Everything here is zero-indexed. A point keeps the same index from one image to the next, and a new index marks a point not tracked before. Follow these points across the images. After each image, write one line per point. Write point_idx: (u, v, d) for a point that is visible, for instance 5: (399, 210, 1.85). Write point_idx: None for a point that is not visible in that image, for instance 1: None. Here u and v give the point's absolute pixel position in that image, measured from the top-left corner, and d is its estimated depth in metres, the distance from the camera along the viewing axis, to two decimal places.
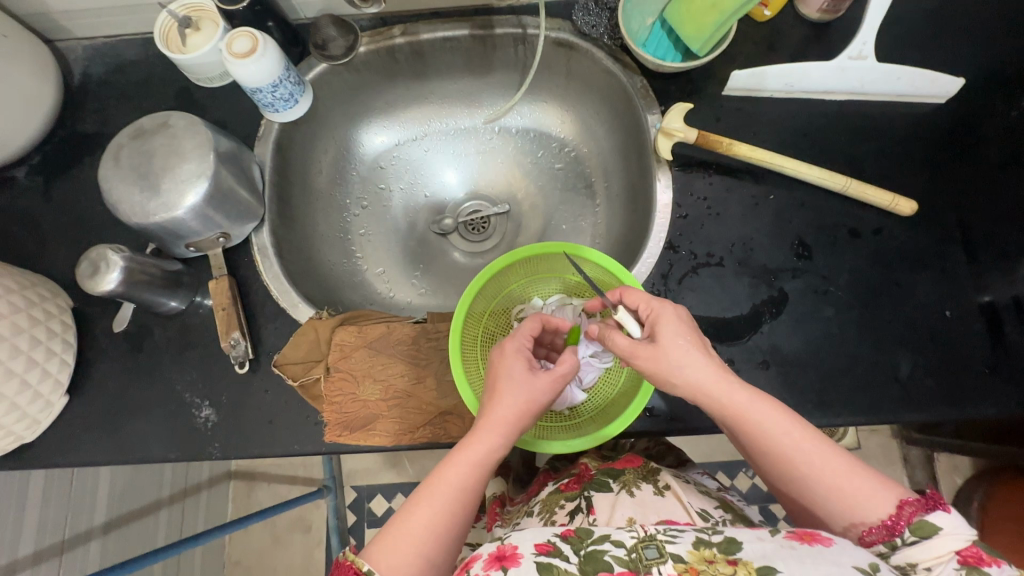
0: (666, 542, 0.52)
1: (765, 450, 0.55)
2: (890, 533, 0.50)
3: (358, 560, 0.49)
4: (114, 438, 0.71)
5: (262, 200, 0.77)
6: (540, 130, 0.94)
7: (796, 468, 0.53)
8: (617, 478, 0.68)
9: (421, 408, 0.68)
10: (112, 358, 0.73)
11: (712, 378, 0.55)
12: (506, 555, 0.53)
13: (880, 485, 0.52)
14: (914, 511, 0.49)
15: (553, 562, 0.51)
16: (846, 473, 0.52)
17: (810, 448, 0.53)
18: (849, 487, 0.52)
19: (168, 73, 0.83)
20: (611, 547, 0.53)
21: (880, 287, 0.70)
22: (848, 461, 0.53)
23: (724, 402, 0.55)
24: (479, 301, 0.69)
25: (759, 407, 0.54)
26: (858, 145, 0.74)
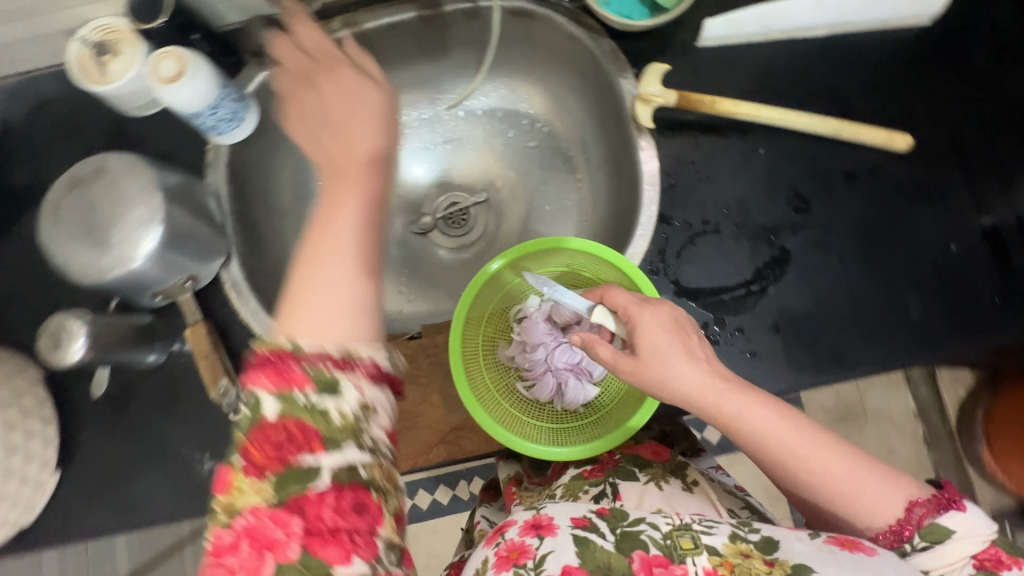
0: (701, 533, 0.52)
1: (761, 453, 0.52)
2: (899, 538, 0.49)
3: (280, 342, 0.44)
4: (116, 505, 0.68)
5: (225, 233, 0.71)
6: (508, 109, 0.89)
7: (799, 474, 0.51)
8: (645, 470, 0.66)
9: (432, 427, 0.66)
10: (97, 424, 0.69)
11: (702, 385, 0.52)
12: (542, 524, 0.55)
13: (888, 488, 0.50)
14: (925, 514, 0.48)
15: (588, 538, 0.52)
16: (852, 477, 0.50)
17: (811, 453, 0.51)
18: (854, 493, 0.50)
19: (94, 107, 0.75)
20: (647, 528, 0.53)
21: (881, 229, 0.67)
22: (855, 462, 0.50)
23: (719, 412, 0.52)
24: (477, 305, 0.64)
25: (757, 413, 0.51)
26: (844, 82, 0.70)
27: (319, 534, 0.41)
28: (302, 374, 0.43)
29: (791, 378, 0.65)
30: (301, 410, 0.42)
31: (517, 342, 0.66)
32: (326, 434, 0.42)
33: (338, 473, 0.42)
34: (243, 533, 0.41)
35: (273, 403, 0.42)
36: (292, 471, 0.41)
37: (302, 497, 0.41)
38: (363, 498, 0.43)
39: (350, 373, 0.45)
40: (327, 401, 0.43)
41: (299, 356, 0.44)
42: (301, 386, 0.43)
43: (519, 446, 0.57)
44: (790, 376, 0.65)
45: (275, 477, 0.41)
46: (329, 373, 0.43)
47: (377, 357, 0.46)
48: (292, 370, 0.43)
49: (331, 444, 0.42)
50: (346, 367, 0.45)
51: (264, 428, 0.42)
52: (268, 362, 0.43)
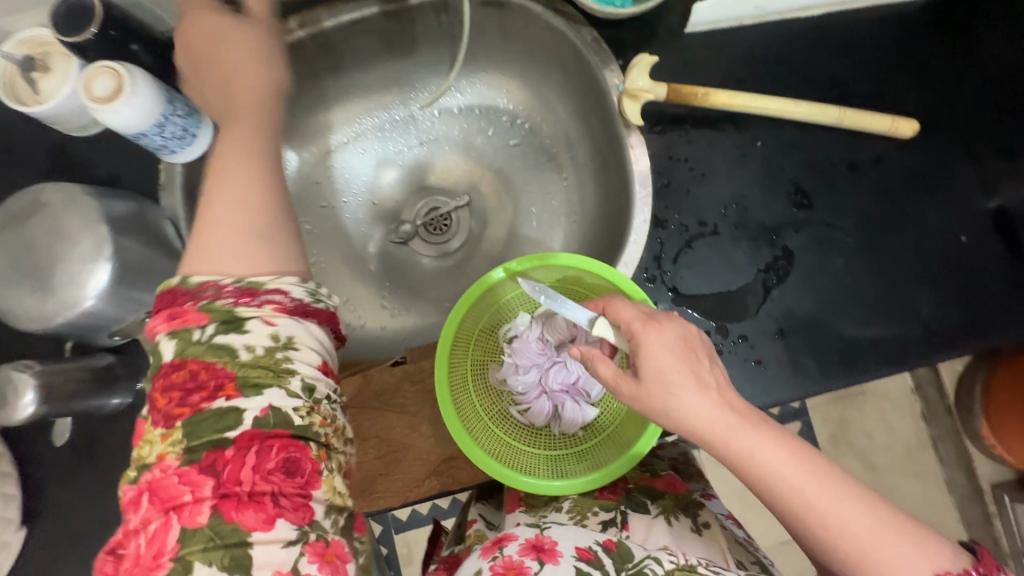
0: (706, 575, 0.50)
1: (771, 499, 0.46)
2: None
3: (178, 280, 0.43)
4: (92, 559, 0.64)
5: (186, 261, 0.66)
6: (486, 106, 0.83)
7: (814, 528, 0.44)
8: (656, 502, 0.63)
9: (422, 458, 0.62)
10: (63, 475, 0.64)
11: (710, 418, 0.46)
12: (544, 548, 0.53)
13: (915, 557, 0.42)
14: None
15: (591, 572, 0.50)
16: (878, 538, 0.43)
17: (831, 505, 0.44)
18: (874, 559, 0.43)
19: (32, 129, 0.68)
20: (651, 562, 0.52)
21: (887, 222, 0.63)
22: (882, 521, 0.43)
23: (727, 447, 0.46)
24: (464, 327, 0.59)
25: (772, 454, 0.45)
26: (843, 64, 0.66)
27: (234, 497, 0.39)
28: (195, 310, 0.42)
29: (799, 385, 0.62)
30: (199, 348, 0.41)
31: (510, 366, 0.61)
32: (237, 372, 0.41)
33: (258, 417, 0.40)
34: (148, 487, 0.39)
35: (170, 344, 0.42)
36: (203, 416, 0.40)
37: (211, 450, 0.39)
38: (292, 458, 0.41)
39: (253, 306, 0.43)
40: (224, 335, 0.41)
41: (187, 288, 0.43)
42: (198, 323, 0.42)
43: (516, 482, 0.53)
44: (798, 384, 0.62)
45: (183, 425, 0.40)
46: (226, 306, 0.42)
47: (286, 287, 0.44)
48: (182, 303, 0.42)
49: (245, 387, 0.41)
50: (246, 301, 0.43)
51: (166, 370, 0.41)
52: (169, 300, 0.43)
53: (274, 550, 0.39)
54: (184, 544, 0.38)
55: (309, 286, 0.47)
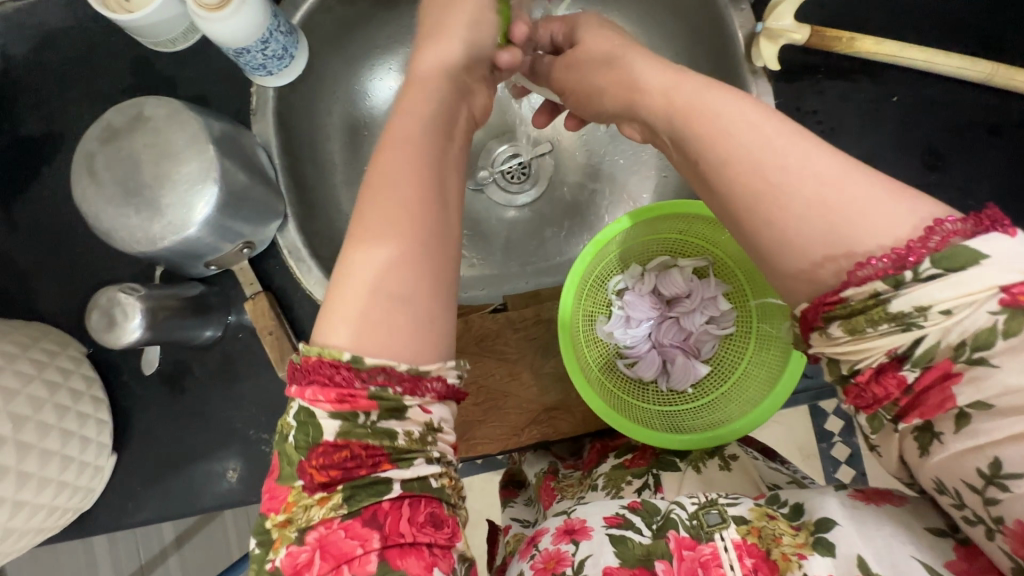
0: (727, 505, 0.45)
1: (724, 160, 0.40)
2: (897, 264, 0.33)
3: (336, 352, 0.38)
4: (181, 489, 0.63)
5: (280, 193, 0.63)
6: None
7: (767, 179, 0.37)
8: (684, 457, 0.63)
9: (521, 408, 0.60)
10: (152, 404, 0.63)
11: (667, 86, 0.46)
12: (575, 529, 0.48)
13: (888, 198, 0.34)
14: (947, 235, 0.32)
15: (625, 536, 0.45)
16: (836, 178, 0.35)
17: (791, 151, 0.37)
18: (838, 200, 0.35)
19: (115, 41, 0.64)
20: (675, 508, 0.46)
21: (1022, 191, 0.60)
22: (840, 167, 0.36)
23: (680, 109, 0.44)
24: (584, 279, 0.55)
25: (721, 104, 0.41)
26: (995, 15, 0.60)
27: (397, 545, 0.36)
28: (366, 397, 0.38)
29: None
30: (365, 433, 0.38)
31: (618, 318, 0.59)
32: (394, 450, 0.38)
33: (407, 484, 0.38)
34: (316, 547, 0.36)
35: (332, 424, 0.37)
36: (361, 487, 0.37)
37: (375, 507, 0.37)
38: (438, 511, 0.38)
39: (416, 394, 0.39)
40: (394, 428, 0.38)
41: (358, 377, 0.38)
42: (364, 409, 0.38)
43: (640, 435, 0.51)
44: None
45: (343, 495, 0.36)
46: (394, 393, 0.39)
47: (448, 375, 0.40)
48: (346, 386, 0.38)
49: (401, 463, 0.38)
50: (415, 389, 0.39)
51: (325, 449, 0.37)
52: (319, 370, 0.38)
53: None
54: None
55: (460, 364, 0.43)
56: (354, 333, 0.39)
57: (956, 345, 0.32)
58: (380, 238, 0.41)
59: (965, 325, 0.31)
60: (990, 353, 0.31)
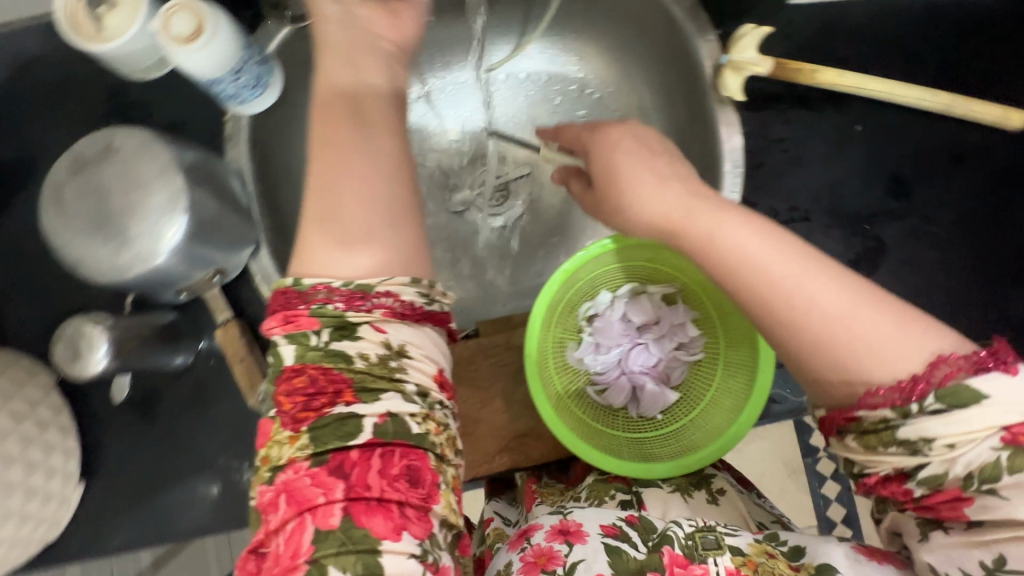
0: (725, 534, 0.51)
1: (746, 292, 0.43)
2: (904, 397, 0.37)
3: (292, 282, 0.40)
4: (150, 518, 0.62)
5: (252, 220, 0.63)
6: (556, 72, 0.79)
7: (787, 315, 0.41)
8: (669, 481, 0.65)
9: (493, 435, 0.60)
10: (122, 432, 0.63)
11: (671, 205, 0.46)
12: (569, 531, 0.52)
13: (899, 330, 0.39)
14: (951, 372, 0.36)
15: (619, 548, 0.49)
16: (847, 315, 0.39)
17: (799, 286, 0.41)
18: (849, 337, 0.39)
19: (89, 70, 0.64)
20: (671, 525, 0.52)
21: (986, 219, 0.61)
22: (849, 305, 0.40)
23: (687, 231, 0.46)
24: (551, 306, 0.56)
25: (728, 231, 0.43)
26: (954, 47, 0.62)
27: (364, 500, 0.36)
28: (308, 314, 0.39)
29: None
30: (318, 353, 0.39)
31: (588, 343, 0.59)
32: (355, 378, 0.38)
33: (377, 424, 0.37)
34: (281, 490, 0.36)
35: (289, 349, 0.39)
36: (325, 422, 0.37)
37: (339, 447, 0.36)
38: (416, 465, 0.38)
39: (364, 310, 0.40)
40: (343, 342, 0.39)
41: (305, 297, 0.40)
42: (311, 328, 0.39)
43: (607, 464, 0.51)
44: None
45: (307, 431, 0.37)
46: (338, 308, 0.40)
47: (397, 290, 0.41)
48: (296, 306, 0.40)
49: (365, 394, 0.38)
50: (360, 302, 0.40)
51: (287, 374, 0.39)
52: (281, 304, 0.40)
53: (403, 561, 0.35)
54: (319, 546, 0.34)
55: (422, 286, 0.42)
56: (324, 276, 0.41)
57: (965, 476, 0.35)
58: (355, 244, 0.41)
59: (970, 458, 0.35)
60: (999, 486, 0.34)
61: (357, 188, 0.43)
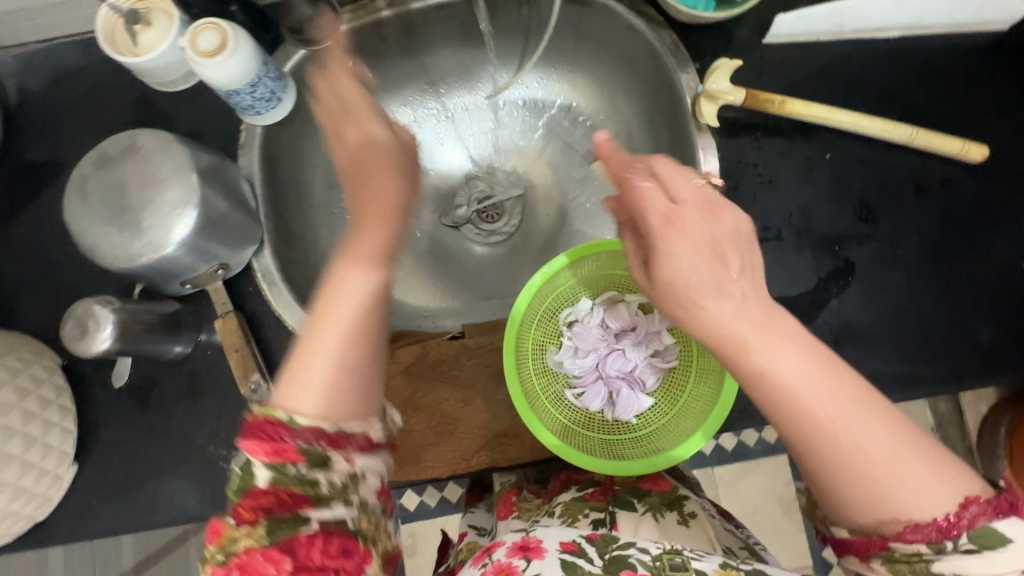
0: (692, 559, 0.55)
1: (795, 429, 0.42)
2: (939, 536, 0.39)
3: (273, 411, 0.41)
4: (136, 502, 0.64)
5: (256, 220, 0.67)
6: (550, 100, 0.85)
7: (833, 454, 0.41)
8: (642, 500, 0.68)
9: (472, 433, 0.62)
10: (118, 416, 0.66)
11: (730, 324, 0.44)
12: (530, 546, 0.56)
13: (935, 476, 0.40)
14: (978, 514, 0.39)
15: (576, 563, 0.53)
16: (894, 467, 0.40)
17: (847, 427, 0.40)
18: (889, 483, 0.40)
19: (122, 80, 0.71)
20: (635, 550, 0.55)
21: (950, 245, 0.64)
22: (892, 450, 0.40)
23: (743, 359, 0.43)
24: (530, 309, 0.59)
25: (785, 364, 0.42)
26: (917, 87, 0.67)
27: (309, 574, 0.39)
28: (296, 450, 0.40)
29: None
30: (292, 480, 0.40)
31: (568, 348, 0.62)
32: (315, 495, 0.40)
33: (324, 529, 0.40)
34: (234, 565, 0.38)
35: (264, 472, 0.39)
36: (278, 529, 0.39)
37: (292, 541, 0.39)
38: (351, 543, 0.41)
39: (344, 447, 0.42)
40: (320, 477, 0.40)
41: (293, 431, 0.40)
42: (293, 459, 0.40)
43: (578, 459, 0.54)
44: None
45: (264, 525, 0.39)
46: (321, 446, 0.41)
47: (372, 430, 0.43)
48: (283, 443, 0.40)
49: (319, 505, 0.40)
50: (340, 441, 0.42)
51: (254, 494, 0.39)
52: (262, 429, 0.40)
53: None
54: None
55: (387, 417, 0.46)
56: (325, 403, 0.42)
57: None
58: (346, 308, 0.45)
59: None
60: None
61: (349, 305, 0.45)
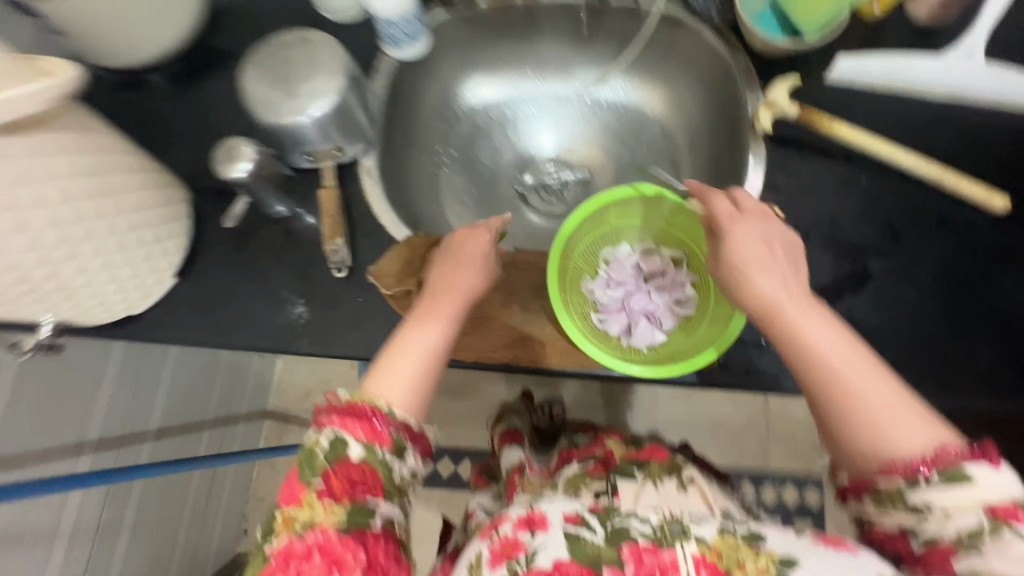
0: (693, 524, 0.50)
1: (808, 364, 0.51)
2: (916, 470, 0.46)
3: (376, 402, 0.55)
4: (213, 321, 0.76)
5: (372, 126, 0.82)
6: (631, 105, 0.98)
7: (838, 390, 0.50)
8: (641, 469, 0.77)
9: (503, 331, 0.71)
10: (219, 249, 0.79)
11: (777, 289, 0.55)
12: (534, 521, 0.52)
13: (916, 421, 0.48)
14: (954, 457, 0.45)
15: (578, 535, 0.50)
16: (881, 406, 0.49)
17: (851, 371, 0.50)
18: (877, 417, 0.48)
19: (301, 6, 0.89)
20: (635, 522, 0.51)
21: (964, 277, 0.70)
22: (886, 397, 0.49)
23: (777, 306, 0.54)
24: (580, 234, 0.69)
25: (811, 317, 0.52)
26: (960, 141, 0.75)
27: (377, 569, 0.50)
28: (388, 436, 0.55)
29: None
30: (379, 462, 0.54)
31: (603, 279, 0.72)
32: (388, 484, 0.54)
33: (386, 519, 0.53)
34: (314, 544, 0.50)
35: (358, 449, 0.53)
36: (360, 506, 0.52)
37: (364, 526, 0.51)
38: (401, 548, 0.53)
39: (418, 446, 0.57)
40: (394, 461, 0.54)
41: (387, 417, 0.55)
42: (383, 445, 0.54)
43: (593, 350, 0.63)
44: None
45: (347, 504, 0.51)
46: (404, 437, 0.56)
47: (435, 435, 0.58)
48: (376, 424, 0.54)
49: (390, 495, 0.54)
50: (416, 438, 0.57)
51: (347, 467, 0.53)
52: (357, 410, 0.55)
53: None
54: None
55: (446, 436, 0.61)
56: (398, 397, 0.56)
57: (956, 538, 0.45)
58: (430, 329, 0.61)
59: (959, 522, 0.44)
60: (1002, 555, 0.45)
61: (421, 342, 0.60)
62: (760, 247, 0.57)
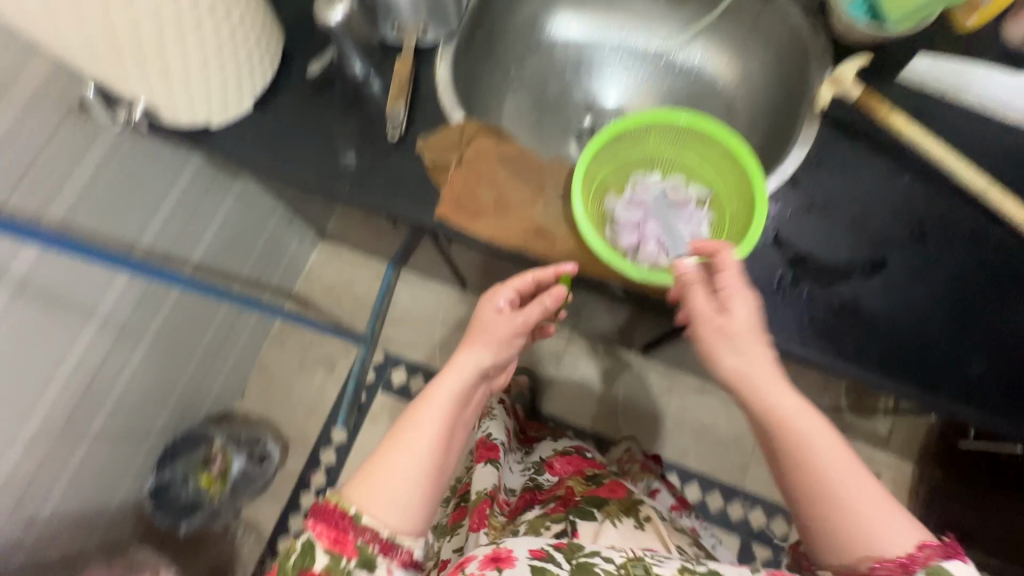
0: (652, 564, 0.63)
1: (791, 457, 0.58)
2: (902, 569, 0.52)
3: (347, 505, 0.61)
4: (274, 150, 0.85)
5: (459, 20, 0.89)
6: (703, 73, 1.01)
7: (822, 484, 0.56)
8: (601, 509, 0.85)
9: (521, 220, 0.77)
10: (295, 92, 0.87)
11: (762, 364, 0.63)
12: (501, 557, 0.61)
13: (902, 521, 0.54)
14: (932, 554, 0.52)
15: (546, 566, 0.60)
16: (862, 501, 0.55)
17: (838, 471, 0.56)
18: (867, 518, 0.54)
19: None
20: (600, 561, 0.62)
21: (980, 290, 0.70)
22: (869, 496, 0.55)
23: (761, 399, 0.61)
24: (614, 147, 0.76)
25: (794, 411, 0.59)
26: (1012, 165, 0.76)
27: None
28: (353, 544, 0.60)
29: (834, 356, 0.69)
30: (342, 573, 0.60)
31: (626, 202, 0.79)
32: (363, 556, 0.60)
33: None
34: None
35: (324, 557, 0.60)
36: None
37: None
38: None
39: (388, 556, 0.61)
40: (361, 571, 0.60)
41: (355, 525, 0.60)
42: (349, 554, 0.60)
43: (601, 248, 0.71)
44: (834, 352, 0.69)
45: None
46: (372, 548, 0.60)
47: (414, 548, 0.62)
48: (345, 532, 0.60)
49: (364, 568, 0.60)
50: (388, 550, 0.61)
51: (323, 527, 0.61)
52: (331, 513, 0.61)
53: None
54: None
55: (425, 538, 0.64)
56: (381, 502, 0.61)
57: None
58: (424, 424, 0.64)
59: None
60: None
61: (410, 451, 0.63)
62: (738, 323, 0.64)
